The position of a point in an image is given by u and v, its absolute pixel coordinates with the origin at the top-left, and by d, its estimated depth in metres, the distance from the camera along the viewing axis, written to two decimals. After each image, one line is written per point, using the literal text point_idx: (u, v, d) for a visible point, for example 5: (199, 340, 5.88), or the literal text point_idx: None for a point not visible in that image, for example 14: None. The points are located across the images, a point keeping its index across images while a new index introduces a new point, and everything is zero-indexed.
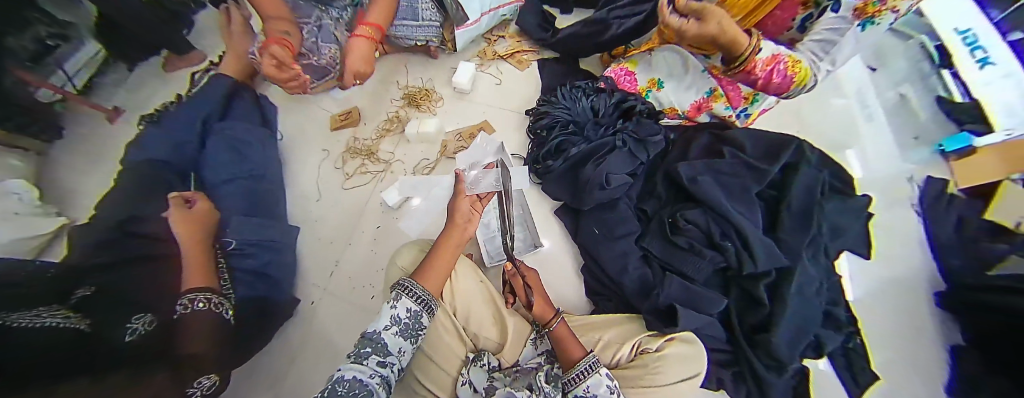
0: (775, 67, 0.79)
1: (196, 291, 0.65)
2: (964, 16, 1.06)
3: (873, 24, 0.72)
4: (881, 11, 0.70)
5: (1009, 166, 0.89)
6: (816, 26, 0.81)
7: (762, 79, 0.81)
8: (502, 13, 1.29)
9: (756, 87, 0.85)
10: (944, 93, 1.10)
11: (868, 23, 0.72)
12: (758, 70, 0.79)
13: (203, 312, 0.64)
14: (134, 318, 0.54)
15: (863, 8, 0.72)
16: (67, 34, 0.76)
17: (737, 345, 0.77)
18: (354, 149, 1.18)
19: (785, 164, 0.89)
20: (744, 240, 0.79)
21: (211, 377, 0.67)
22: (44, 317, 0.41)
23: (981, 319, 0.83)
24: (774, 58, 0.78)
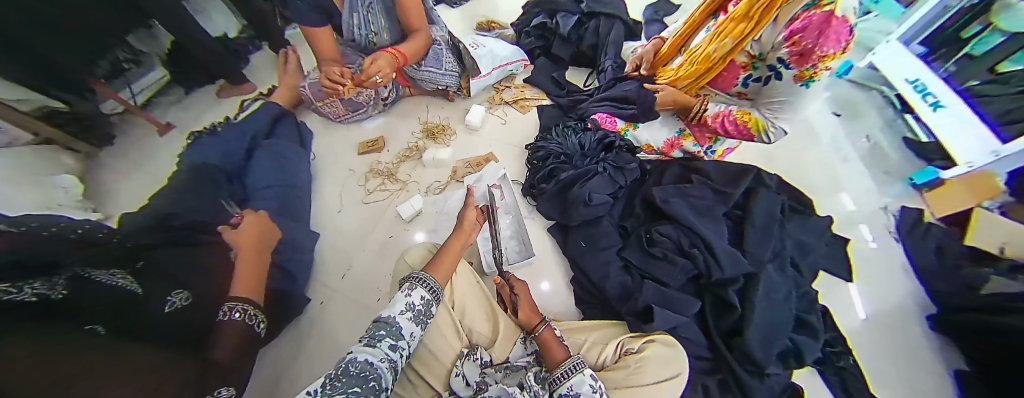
0: (724, 119, 1.01)
1: (240, 300, 0.80)
2: (914, 68, 1.20)
3: (813, 83, 0.84)
4: (817, 73, 0.81)
5: (978, 196, 1.01)
6: (768, 90, 0.94)
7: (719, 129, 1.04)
8: (509, 69, 1.51)
9: (722, 135, 1.05)
10: (912, 135, 1.25)
11: (809, 83, 0.84)
12: (710, 121, 1.04)
13: (238, 321, 0.78)
14: (173, 293, 0.68)
15: (801, 74, 0.84)
16: (142, 60, 0.93)
17: (718, 350, 0.85)
18: (376, 170, 1.34)
19: (748, 188, 1.02)
20: (710, 247, 0.91)
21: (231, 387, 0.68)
22: (112, 277, 0.56)
23: (976, 342, 0.87)
24: (721, 113, 1.01)
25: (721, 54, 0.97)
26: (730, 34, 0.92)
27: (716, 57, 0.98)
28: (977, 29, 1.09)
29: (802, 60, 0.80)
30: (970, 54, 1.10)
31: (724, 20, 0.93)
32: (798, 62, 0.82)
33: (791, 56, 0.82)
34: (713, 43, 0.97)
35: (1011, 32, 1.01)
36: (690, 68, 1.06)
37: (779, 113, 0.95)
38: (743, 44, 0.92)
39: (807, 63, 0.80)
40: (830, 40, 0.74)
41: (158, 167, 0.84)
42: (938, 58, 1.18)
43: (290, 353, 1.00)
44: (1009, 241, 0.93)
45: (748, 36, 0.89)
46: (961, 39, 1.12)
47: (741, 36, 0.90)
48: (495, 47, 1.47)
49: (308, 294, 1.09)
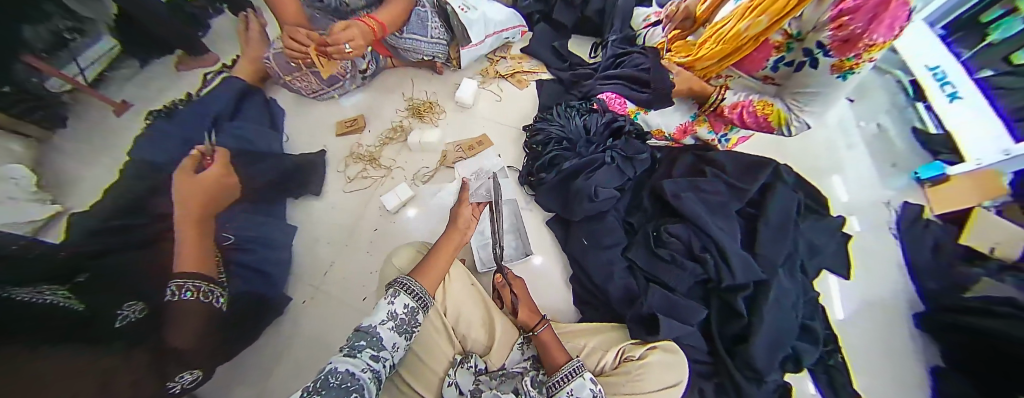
0: (742, 110, 0.92)
1: (203, 277, 0.67)
2: (937, 53, 1.12)
3: (852, 75, 0.76)
4: (858, 64, 0.73)
5: (982, 195, 0.95)
6: (800, 79, 0.86)
7: (736, 120, 0.95)
8: (505, 36, 1.34)
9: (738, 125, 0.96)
10: (920, 124, 1.18)
11: (846, 75, 0.77)
12: (727, 112, 0.95)
13: (199, 302, 0.67)
14: (125, 304, 0.50)
15: (840, 63, 0.75)
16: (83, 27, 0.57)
17: (718, 356, 0.83)
18: (357, 155, 1.23)
19: (764, 184, 0.95)
20: (722, 251, 0.86)
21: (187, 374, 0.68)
22: (45, 295, 0.38)
23: (965, 343, 0.85)
24: (740, 104, 0.92)
25: (753, 33, 0.84)
26: (768, 10, 0.78)
27: (746, 36, 0.85)
28: (999, 13, 1.00)
29: (846, 47, 0.71)
30: (988, 40, 1.03)
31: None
32: (839, 49, 0.73)
33: (833, 42, 0.73)
34: (745, 21, 0.84)
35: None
36: (715, 47, 0.93)
37: (806, 105, 0.87)
38: (780, 23, 0.79)
39: (850, 52, 0.71)
40: (882, 26, 0.65)
41: (111, 153, 0.52)
42: (959, 41, 1.10)
43: (270, 355, 0.97)
44: (1000, 243, 0.91)
45: (787, 15, 0.76)
46: (981, 22, 1.05)
47: (781, 13, 0.77)
48: (489, 10, 1.27)
49: (287, 293, 1.04)
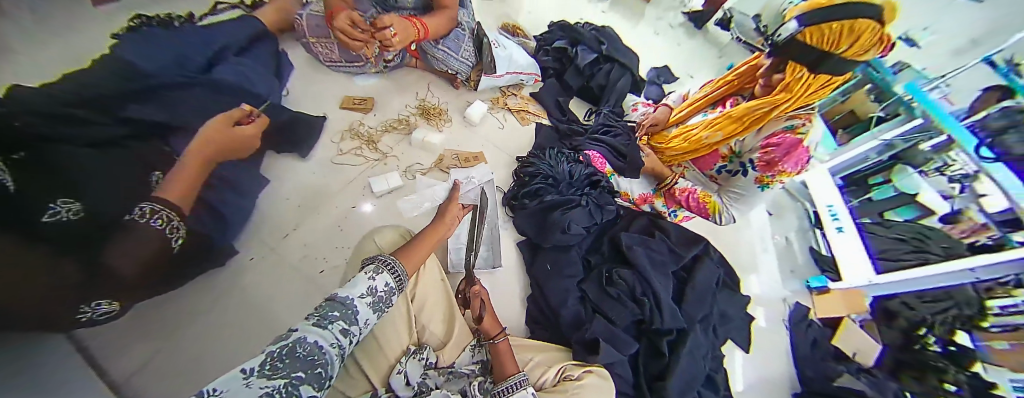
0: (689, 195, 1.20)
1: (164, 204, 0.64)
2: (831, 196, 1.50)
3: (768, 187, 1.06)
4: (773, 181, 1.03)
5: (849, 307, 1.26)
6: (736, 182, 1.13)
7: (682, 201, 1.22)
8: (520, 78, 1.53)
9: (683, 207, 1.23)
10: (815, 246, 1.51)
11: (765, 186, 1.06)
12: (678, 193, 1.22)
13: (155, 229, 0.63)
14: (59, 201, 0.46)
15: (761, 178, 1.05)
16: None
17: (640, 390, 0.92)
18: (356, 132, 1.27)
19: (697, 254, 1.16)
20: (658, 299, 1.01)
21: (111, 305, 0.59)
22: None
23: None
24: (688, 190, 1.20)
25: (710, 142, 1.13)
26: (723, 129, 1.07)
27: (705, 143, 1.13)
28: (880, 180, 1.50)
29: (767, 167, 1.00)
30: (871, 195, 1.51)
31: (719, 116, 1.08)
32: (763, 167, 1.02)
33: (759, 162, 1.02)
34: (706, 131, 1.12)
35: (902, 190, 1.44)
36: (682, 143, 1.19)
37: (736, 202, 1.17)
38: (728, 141, 1.09)
39: (769, 171, 1.01)
40: (790, 159, 0.95)
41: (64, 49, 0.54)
42: (851, 192, 1.55)
43: (194, 305, 0.82)
44: (860, 349, 1.19)
45: (736, 135, 1.07)
46: (868, 183, 1.53)
47: (730, 133, 1.07)
48: (516, 53, 1.49)
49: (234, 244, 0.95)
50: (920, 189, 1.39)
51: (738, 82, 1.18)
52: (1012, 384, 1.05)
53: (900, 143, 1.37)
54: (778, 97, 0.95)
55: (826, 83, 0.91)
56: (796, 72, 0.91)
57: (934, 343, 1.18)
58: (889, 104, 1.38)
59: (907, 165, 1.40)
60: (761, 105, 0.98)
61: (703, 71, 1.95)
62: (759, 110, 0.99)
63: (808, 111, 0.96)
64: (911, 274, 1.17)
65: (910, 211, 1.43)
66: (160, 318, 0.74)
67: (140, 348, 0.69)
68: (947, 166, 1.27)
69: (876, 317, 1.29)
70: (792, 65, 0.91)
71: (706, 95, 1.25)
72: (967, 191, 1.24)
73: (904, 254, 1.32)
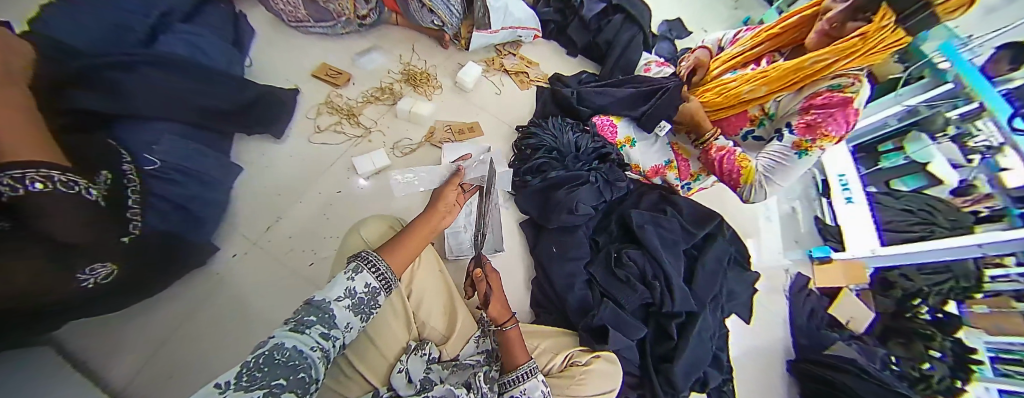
0: (726, 155, 1.03)
1: (25, 164, 0.42)
2: (843, 165, 1.43)
3: (806, 155, 0.87)
4: (812, 147, 0.86)
5: (849, 278, 1.25)
6: (767, 147, 0.97)
7: (716, 161, 1.05)
8: (519, 34, 1.34)
9: (715, 169, 1.07)
10: (819, 215, 1.48)
11: (802, 153, 0.88)
12: (714, 152, 1.05)
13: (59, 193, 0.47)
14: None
15: (800, 142, 0.87)
16: None
17: (646, 371, 0.94)
18: (334, 105, 1.12)
19: (709, 232, 1.12)
20: (669, 282, 0.97)
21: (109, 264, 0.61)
22: None
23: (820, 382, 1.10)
24: (726, 148, 1.03)
25: (751, 97, 1.00)
26: (769, 83, 0.94)
27: (745, 98, 1.00)
28: (890, 147, 1.44)
29: (807, 129, 0.84)
30: (879, 164, 1.47)
31: (770, 68, 0.94)
32: (802, 130, 0.86)
33: (799, 123, 0.86)
34: (748, 85, 0.98)
35: (912, 159, 1.37)
36: (714, 98, 1.07)
37: (771, 176, 0.96)
38: (774, 95, 0.95)
39: (809, 134, 0.84)
40: (836, 120, 0.80)
41: None
42: (862, 160, 1.51)
43: (174, 319, 0.82)
44: (854, 316, 1.22)
45: (782, 90, 0.93)
46: (877, 150, 1.48)
47: (776, 86, 0.93)
48: (512, 4, 1.28)
49: (212, 242, 0.89)
50: (931, 158, 1.31)
51: (786, 35, 1.00)
52: (987, 346, 1.10)
53: (924, 109, 1.26)
54: (844, 46, 0.78)
55: (896, 43, 0.75)
56: (884, 19, 0.72)
57: (924, 311, 1.22)
58: (913, 66, 1.27)
59: (923, 132, 1.31)
60: (823, 56, 0.82)
61: (718, 23, 1.77)
62: (819, 62, 0.83)
63: (858, 71, 0.82)
64: (919, 247, 1.11)
65: (918, 180, 1.38)
66: (140, 340, 0.79)
67: (129, 359, 0.76)
68: (968, 135, 1.15)
69: (872, 287, 1.31)
70: (884, 9, 0.72)
71: (745, 52, 1.07)
72: (985, 162, 1.13)
73: (910, 226, 1.29)
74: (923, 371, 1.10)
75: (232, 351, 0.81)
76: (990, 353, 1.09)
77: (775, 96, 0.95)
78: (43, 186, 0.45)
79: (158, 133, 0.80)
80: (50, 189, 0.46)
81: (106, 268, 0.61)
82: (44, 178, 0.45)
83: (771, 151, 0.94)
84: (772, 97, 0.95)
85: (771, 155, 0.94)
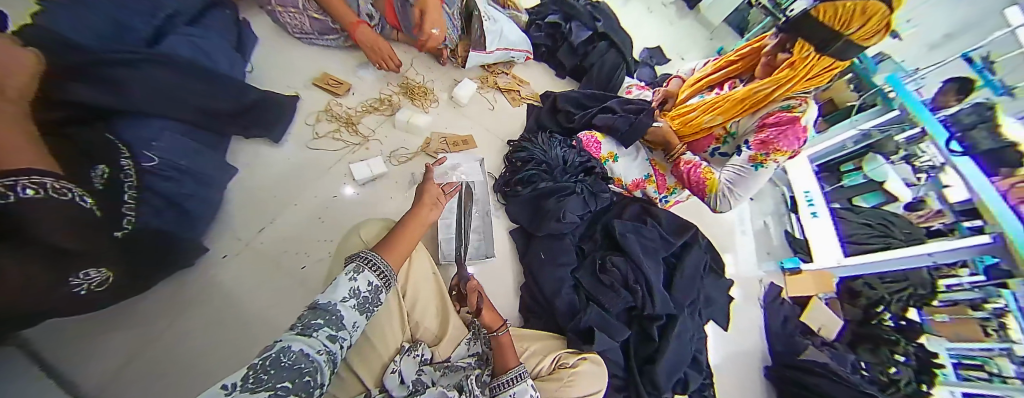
0: (693, 167, 1.13)
1: (20, 172, 0.43)
2: (808, 182, 1.57)
3: (762, 167, 0.97)
4: (767, 160, 0.96)
5: (817, 287, 1.33)
6: (730, 162, 1.06)
7: (684, 172, 1.15)
8: (512, 55, 1.44)
9: (683, 182, 1.16)
10: (789, 230, 1.57)
11: (758, 166, 0.97)
12: (682, 163, 1.15)
13: (55, 200, 0.50)
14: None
15: (755, 156, 0.97)
16: None
17: (631, 373, 0.98)
18: (333, 113, 1.16)
19: (686, 241, 1.20)
20: (650, 286, 1.04)
21: (103, 274, 0.62)
22: None
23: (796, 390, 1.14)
24: (693, 162, 1.13)
25: (710, 125, 1.12)
26: (723, 113, 1.08)
27: (705, 127, 1.13)
28: (851, 167, 1.56)
29: (761, 145, 0.95)
30: (841, 182, 1.58)
31: (722, 99, 1.07)
32: (757, 146, 0.96)
33: (754, 141, 0.97)
34: (706, 115, 1.11)
35: (870, 178, 1.48)
36: (682, 124, 1.19)
37: (734, 187, 1.02)
38: (728, 122, 1.09)
39: (764, 150, 0.95)
40: (788, 138, 0.90)
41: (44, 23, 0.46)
42: (824, 178, 1.63)
43: (160, 317, 0.79)
44: (825, 324, 1.28)
45: (735, 119, 1.07)
46: (840, 170, 1.60)
47: (730, 115, 1.07)
48: (507, 28, 1.40)
49: (204, 241, 0.89)
50: (886, 177, 1.42)
51: (742, 64, 1.13)
52: (949, 352, 1.18)
53: (877, 134, 1.40)
54: (782, 75, 0.93)
55: (830, 66, 0.89)
56: (803, 51, 0.89)
57: (888, 318, 1.29)
58: (868, 94, 1.42)
59: (879, 154, 1.44)
60: (764, 86, 0.96)
61: (694, 52, 1.92)
62: (761, 91, 0.98)
63: (805, 94, 0.93)
64: (881, 257, 1.19)
65: (877, 196, 1.48)
66: (126, 338, 0.75)
67: (109, 358, 0.72)
68: (915, 157, 1.30)
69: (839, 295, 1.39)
70: (801, 43, 0.88)
71: (709, 77, 1.19)
72: (931, 180, 1.27)
73: (869, 239, 1.39)
74: (891, 375, 1.17)
75: (221, 360, 0.78)
76: (953, 358, 1.17)
77: (731, 120, 1.08)
78: (35, 193, 0.46)
79: (158, 130, 0.82)
80: (42, 194, 0.47)
81: (101, 273, 0.62)
82: (37, 185, 0.46)
83: (732, 166, 1.03)
84: (729, 122, 1.08)
85: (733, 169, 1.03)
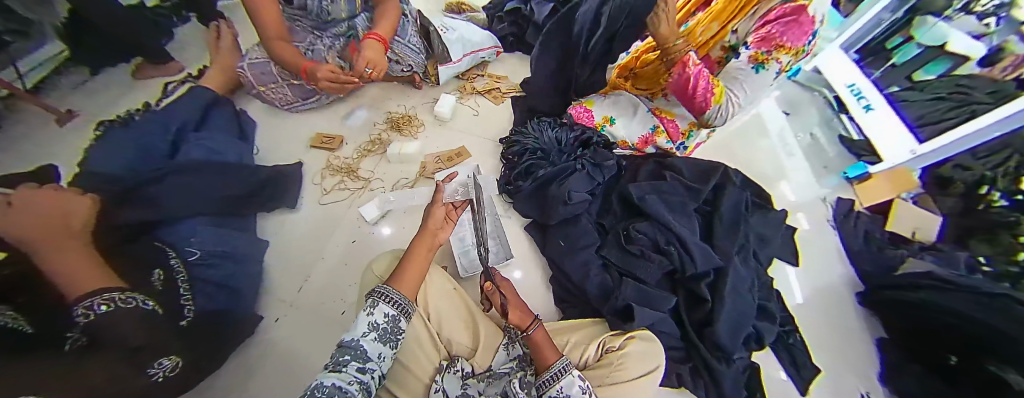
0: (699, 73, 0.93)
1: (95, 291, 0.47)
2: (849, 74, 1.36)
3: (763, 68, 0.90)
4: (769, 59, 0.88)
5: (896, 188, 1.18)
6: (726, 69, 0.98)
7: (692, 76, 0.91)
8: (481, 56, 1.45)
9: (683, 90, 0.96)
10: (845, 133, 1.40)
11: (760, 67, 0.91)
12: (690, 63, 0.90)
13: (123, 311, 0.55)
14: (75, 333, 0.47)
15: (755, 56, 0.89)
16: None
17: (690, 342, 0.89)
18: (334, 167, 1.25)
19: (716, 185, 1.07)
20: (685, 244, 0.94)
21: (172, 360, 0.70)
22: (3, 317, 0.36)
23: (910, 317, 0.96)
24: (699, 66, 0.92)
25: (706, 38, 0.99)
26: (719, 17, 0.95)
27: (700, 41, 0.99)
28: (898, 41, 1.27)
29: (762, 42, 0.86)
30: (891, 61, 1.29)
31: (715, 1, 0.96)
32: (758, 44, 0.87)
33: (753, 39, 0.88)
34: (700, 25, 0.98)
35: (927, 45, 1.23)
36: (673, 51, 1.04)
37: (736, 91, 0.95)
38: (727, 30, 0.96)
39: (766, 47, 0.86)
40: (794, 31, 0.83)
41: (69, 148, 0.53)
42: (869, 64, 1.34)
43: (233, 385, 0.89)
44: (918, 227, 1.11)
45: (733, 20, 0.95)
46: (886, 49, 1.30)
47: (726, 18, 0.95)
48: (467, 32, 1.41)
49: (256, 311, 0.99)
50: (948, 37, 1.18)
51: None
52: None
53: None
54: None
55: None
56: None
57: (999, 198, 1.06)
58: None
59: (928, 14, 1.21)
60: None
61: None
62: None
63: None
64: (962, 132, 1.01)
65: (941, 65, 1.22)
66: None
67: None
68: None
69: (928, 190, 1.18)
70: None
71: None
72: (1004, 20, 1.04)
73: (945, 113, 1.14)
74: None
75: None
76: None
77: (730, 27, 0.96)
78: (106, 308, 0.50)
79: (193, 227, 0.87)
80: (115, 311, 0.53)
81: (171, 360, 0.70)
82: (108, 300, 0.50)
83: (733, 70, 0.95)
84: (728, 29, 0.96)
85: (734, 76, 0.95)
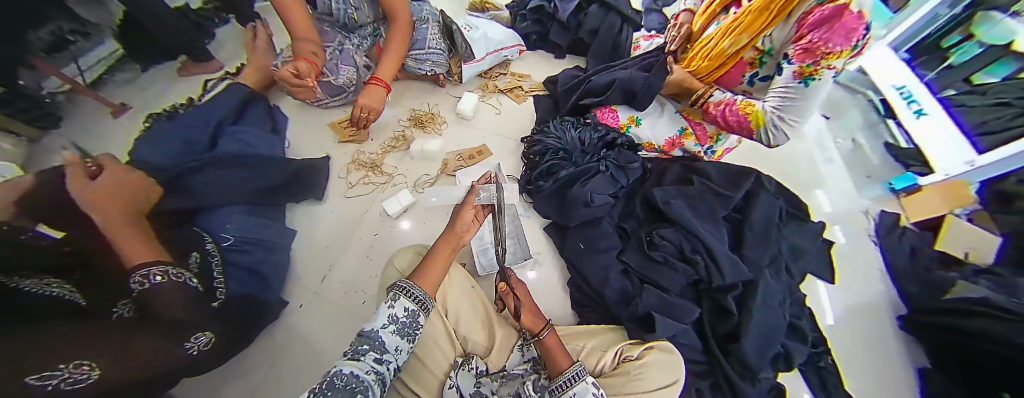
0: (727, 108, 0.97)
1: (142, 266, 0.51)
2: (900, 75, 1.27)
3: (814, 80, 0.80)
4: (817, 70, 0.78)
5: (952, 204, 1.09)
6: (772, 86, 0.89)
7: (719, 116, 0.99)
8: (503, 54, 1.44)
9: (722, 125, 1.02)
10: (892, 140, 1.32)
11: (808, 80, 0.80)
12: (712, 108, 1.00)
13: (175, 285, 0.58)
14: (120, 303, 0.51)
15: (801, 69, 0.80)
16: None
17: (713, 356, 0.85)
18: (359, 162, 1.28)
19: (747, 192, 1.02)
20: (711, 252, 0.90)
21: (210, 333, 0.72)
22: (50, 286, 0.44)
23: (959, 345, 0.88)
24: (724, 101, 0.97)
25: (735, 48, 0.94)
26: (748, 29, 0.88)
27: (730, 51, 0.95)
28: (957, 39, 1.19)
29: (805, 54, 0.77)
30: (949, 62, 1.21)
31: (741, 14, 0.88)
32: (800, 57, 0.78)
33: (795, 51, 0.79)
34: (727, 38, 0.93)
35: (989, 44, 1.13)
36: (701, 62, 1.03)
37: (785, 114, 0.87)
38: (756, 40, 0.90)
39: (810, 59, 0.77)
40: (836, 35, 0.70)
41: None
42: (920, 65, 1.27)
43: (259, 367, 0.94)
44: (973, 246, 1.03)
45: (764, 32, 0.87)
46: (941, 48, 1.22)
47: (756, 30, 0.87)
48: (490, 30, 1.40)
49: (282, 298, 1.03)
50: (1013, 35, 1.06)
51: None
52: None
53: None
54: None
55: None
56: None
57: None
58: None
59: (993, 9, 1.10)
60: None
61: None
62: None
63: None
64: None
65: (1007, 65, 1.11)
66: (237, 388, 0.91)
67: None
68: None
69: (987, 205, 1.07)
70: None
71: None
72: None
73: (1011, 120, 1.03)
74: None
75: None
76: None
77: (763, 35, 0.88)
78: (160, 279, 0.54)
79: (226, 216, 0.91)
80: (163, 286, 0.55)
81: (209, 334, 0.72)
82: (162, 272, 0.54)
83: (776, 90, 0.87)
84: (758, 39, 0.89)
85: (778, 94, 0.87)
